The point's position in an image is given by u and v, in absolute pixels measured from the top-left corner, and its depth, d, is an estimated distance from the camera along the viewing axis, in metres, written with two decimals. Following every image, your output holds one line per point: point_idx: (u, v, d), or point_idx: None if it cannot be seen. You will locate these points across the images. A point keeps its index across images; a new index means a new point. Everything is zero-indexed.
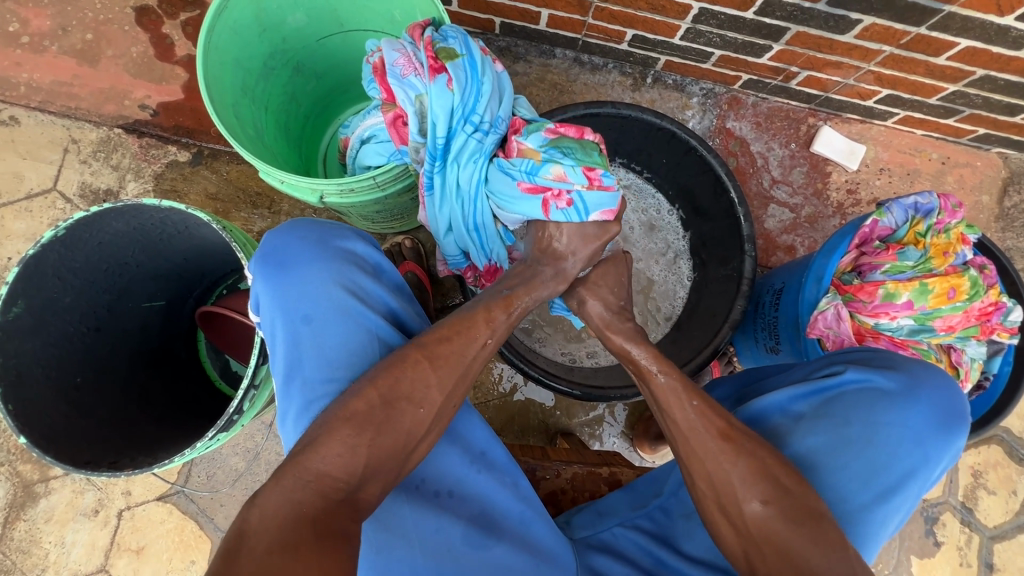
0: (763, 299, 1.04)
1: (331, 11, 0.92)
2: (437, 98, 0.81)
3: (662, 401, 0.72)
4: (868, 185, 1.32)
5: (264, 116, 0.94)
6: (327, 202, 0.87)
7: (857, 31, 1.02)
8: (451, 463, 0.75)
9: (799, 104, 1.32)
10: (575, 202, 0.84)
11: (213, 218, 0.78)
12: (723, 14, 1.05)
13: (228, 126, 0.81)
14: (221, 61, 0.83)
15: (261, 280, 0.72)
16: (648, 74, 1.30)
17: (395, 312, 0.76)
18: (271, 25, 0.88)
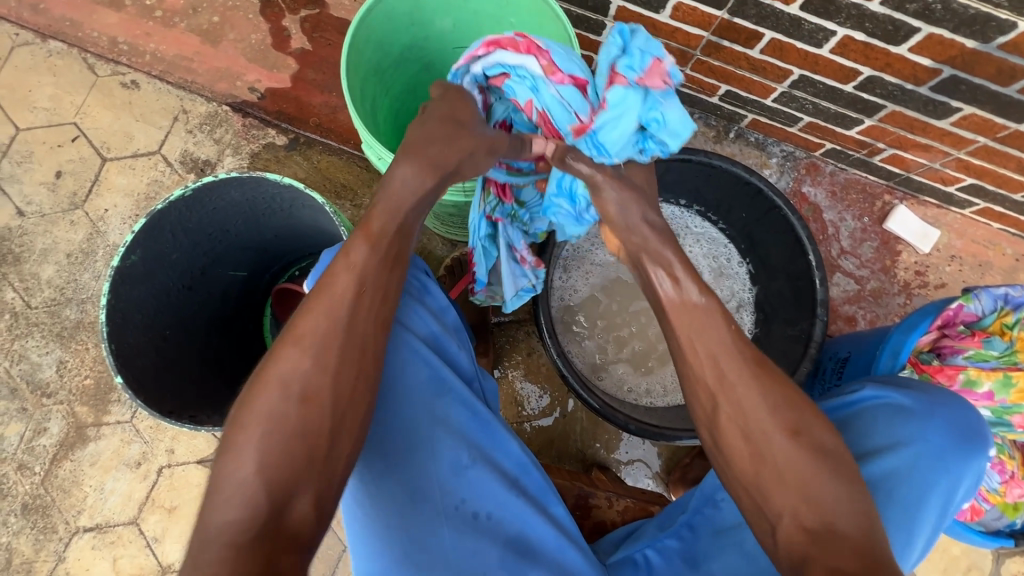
0: (825, 365, 1.05)
1: (478, 28, 0.97)
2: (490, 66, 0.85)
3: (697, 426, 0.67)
4: (938, 269, 1.31)
5: (383, 99, 0.99)
6: None
7: (955, 118, 1.03)
8: (486, 487, 0.73)
9: (877, 180, 1.33)
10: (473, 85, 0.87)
11: (327, 202, 0.83)
12: (822, 84, 1.07)
13: (351, 93, 0.84)
14: (367, 37, 0.88)
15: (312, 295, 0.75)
16: (731, 129, 1.33)
17: (433, 332, 0.78)
18: (421, 22, 0.94)
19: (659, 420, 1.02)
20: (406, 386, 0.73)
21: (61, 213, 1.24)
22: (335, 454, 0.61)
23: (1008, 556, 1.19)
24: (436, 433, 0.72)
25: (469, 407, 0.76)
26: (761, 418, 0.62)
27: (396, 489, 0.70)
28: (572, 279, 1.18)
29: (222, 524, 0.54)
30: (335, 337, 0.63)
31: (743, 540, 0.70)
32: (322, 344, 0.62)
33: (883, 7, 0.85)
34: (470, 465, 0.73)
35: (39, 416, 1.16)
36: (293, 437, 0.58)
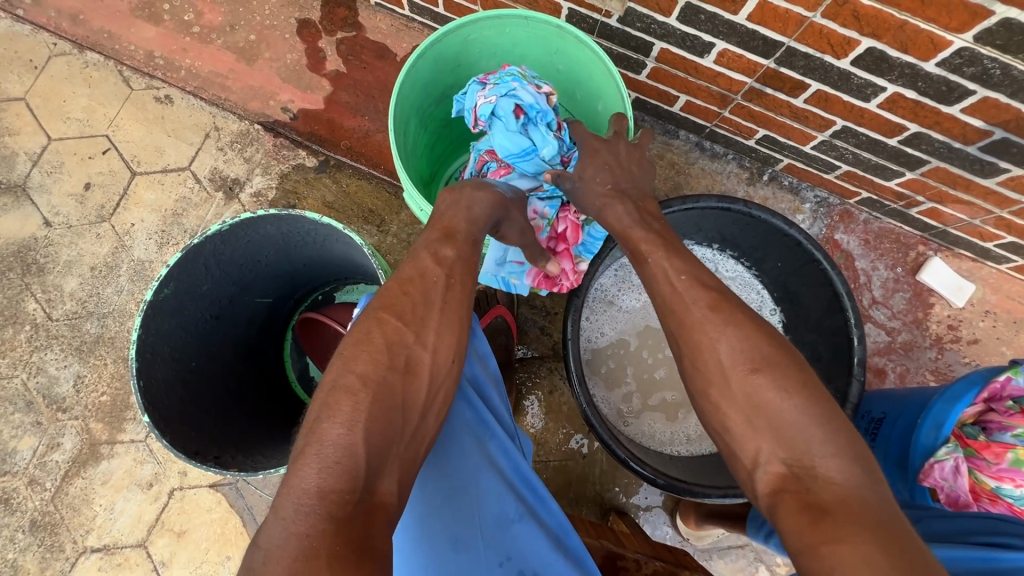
0: (858, 423, 1.02)
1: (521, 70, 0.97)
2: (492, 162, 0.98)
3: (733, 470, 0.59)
4: (972, 324, 1.28)
5: (421, 136, 0.98)
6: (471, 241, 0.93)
7: (1002, 178, 1.01)
8: (533, 544, 0.71)
9: (911, 231, 1.31)
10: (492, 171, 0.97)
11: (366, 242, 0.81)
12: (865, 136, 1.06)
13: (399, 134, 0.84)
14: (417, 79, 0.87)
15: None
16: (765, 171, 1.32)
17: (479, 380, 0.78)
18: (467, 63, 0.94)
19: (683, 470, 1.00)
20: (455, 434, 0.73)
21: (88, 225, 1.23)
22: (423, 429, 0.60)
23: None
24: (482, 484, 0.72)
25: (513, 458, 0.77)
26: (720, 359, 0.59)
27: (439, 536, 0.68)
28: (599, 320, 1.16)
29: (322, 491, 0.48)
30: (431, 313, 0.63)
31: None
32: (420, 322, 0.62)
33: (939, 68, 0.83)
34: (518, 518, 0.72)
35: (54, 430, 1.14)
36: (393, 406, 0.56)
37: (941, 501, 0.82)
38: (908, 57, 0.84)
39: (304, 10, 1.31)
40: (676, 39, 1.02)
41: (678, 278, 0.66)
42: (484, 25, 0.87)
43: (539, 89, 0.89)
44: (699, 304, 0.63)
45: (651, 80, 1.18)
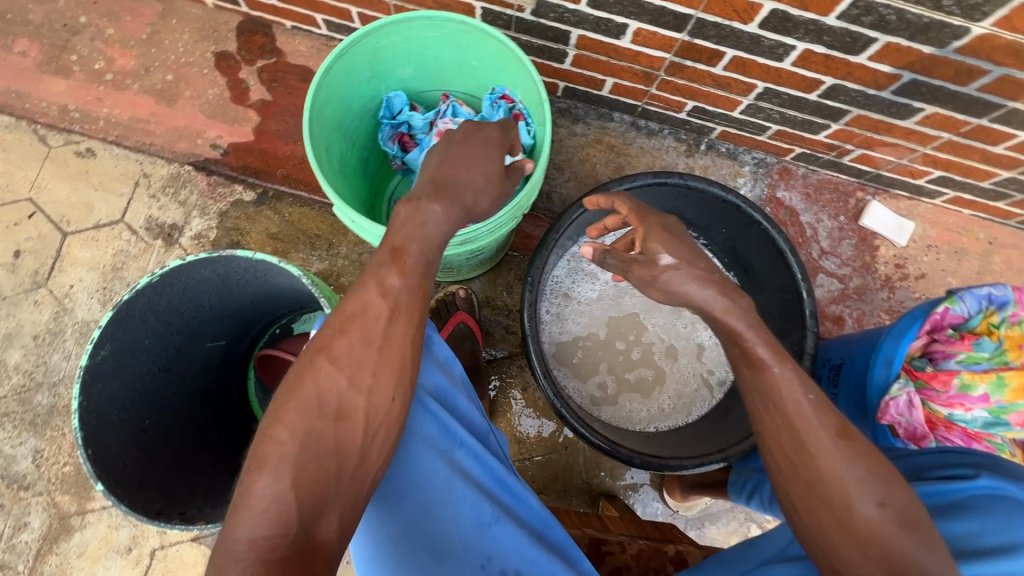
0: (820, 372, 1.05)
1: (439, 73, 0.97)
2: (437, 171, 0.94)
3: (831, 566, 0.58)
4: (916, 260, 1.34)
5: (348, 153, 0.97)
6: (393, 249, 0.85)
7: (918, 118, 1.05)
8: (512, 543, 0.71)
9: (848, 178, 1.35)
10: None
11: (304, 272, 0.80)
12: (786, 95, 1.08)
13: (317, 154, 0.83)
14: (329, 96, 0.86)
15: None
16: (702, 141, 1.34)
17: (442, 386, 0.76)
18: (381, 72, 0.93)
19: (656, 443, 1.02)
20: (421, 445, 0.72)
21: (24, 294, 1.19)
22: (365, 468, 0.61)
23: None
24: (458, 491, 0.72)
25: (485, 460, 0.76)
26: (844, 486, 0.57)
27: (416, 545, 0.69)
28: (559, 310, 1.17)
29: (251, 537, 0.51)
30: (369, 357, 0.62)
31: None
32: (356, 366, 0.61)
33: (840, 21, 0.86)
34: (494, 521, 0.72)
35: (18, 510, 1.10)
36: (324, 454, 0.58)
37: (900, 436, 0.84)
38: (809, 14, 0.86)
39: (219, 43, 1.28)
40: (591, 24, 1.03)
41: (808, 398, 0.62)
42: (391, 32, 0.86)
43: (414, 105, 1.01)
44: (828, 432, 0.60)
45: (575, 68, 1.19)
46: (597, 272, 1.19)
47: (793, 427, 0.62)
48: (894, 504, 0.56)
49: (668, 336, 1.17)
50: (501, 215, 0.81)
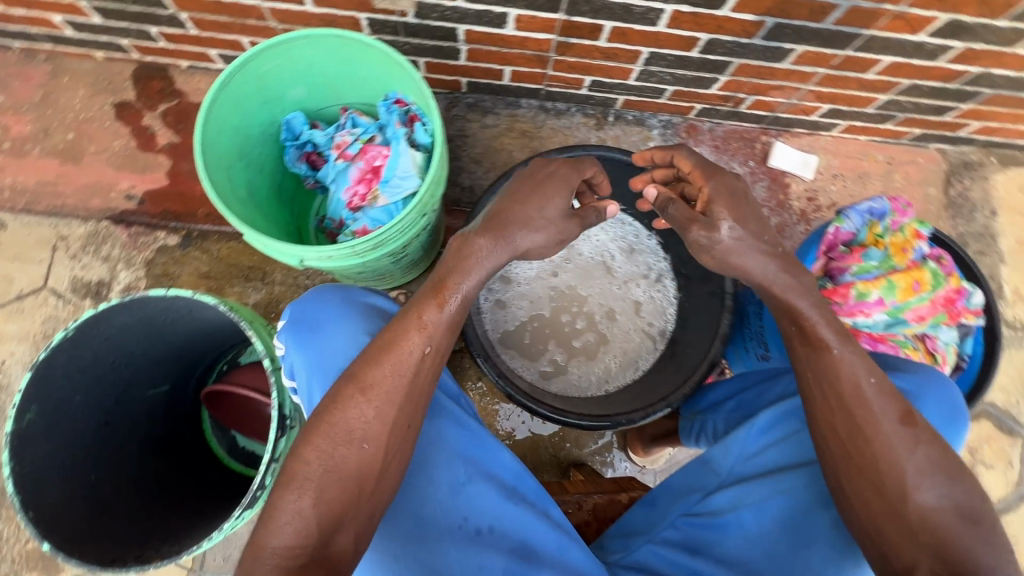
0: (748, 309, 1.10)
1: (333, 89, 0.99)
2: (343, 182, 0.95)
3: (878, 534, 0.67)
4: (826, 191, 1.42)
5: (256, 180, 0.99)
6: (308, 263, 0.86)
7: (793, 58, 1.12)
8: (484, 498, 0.83)
9: (750, 125, 1.42)
10: (347, 180, 0.95)
11: (220, 300, 0.81)
12: (671, 56, 1.14)
13: (216, 186, 0.85)
14: (221, 128, 0.88)
15: (293, 344, 0.85)
16: (609, 113, 1.39)
17: None
18: (273, 96, 0.95)
19: (603, 403, 1.08)
20: None
21: None
22: (384, 480, 0.73)
23: None
24: (437, 455, 0.82)
25: (460, 426, 0.86)
26: (903, 472, 0.67)
27: (402, 512, 0.78)
28: (499, 293, 1.20)
29: None
30: (397, 390, 0.74)
31: (741, 522, 0.80)
32: (384, 397, 0.73)
33: None
34: (467, 481, 0.83)
35: None
36: (347, 478, 0.70)
37: None
38: None
39: (116, 93, 1.27)
40: (473, 18, 1.06)
41: (869, 382, 0.71)
42: (270, 56, 0.87)
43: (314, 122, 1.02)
44: (892, 417, 0.69)
45: (471, 62, 1.22)
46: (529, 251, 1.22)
47: (852, 418, 0.70)
48: (951, 495, 0.66)
49: (606, 301, 1.22)
50: (407, 215, 0.84)
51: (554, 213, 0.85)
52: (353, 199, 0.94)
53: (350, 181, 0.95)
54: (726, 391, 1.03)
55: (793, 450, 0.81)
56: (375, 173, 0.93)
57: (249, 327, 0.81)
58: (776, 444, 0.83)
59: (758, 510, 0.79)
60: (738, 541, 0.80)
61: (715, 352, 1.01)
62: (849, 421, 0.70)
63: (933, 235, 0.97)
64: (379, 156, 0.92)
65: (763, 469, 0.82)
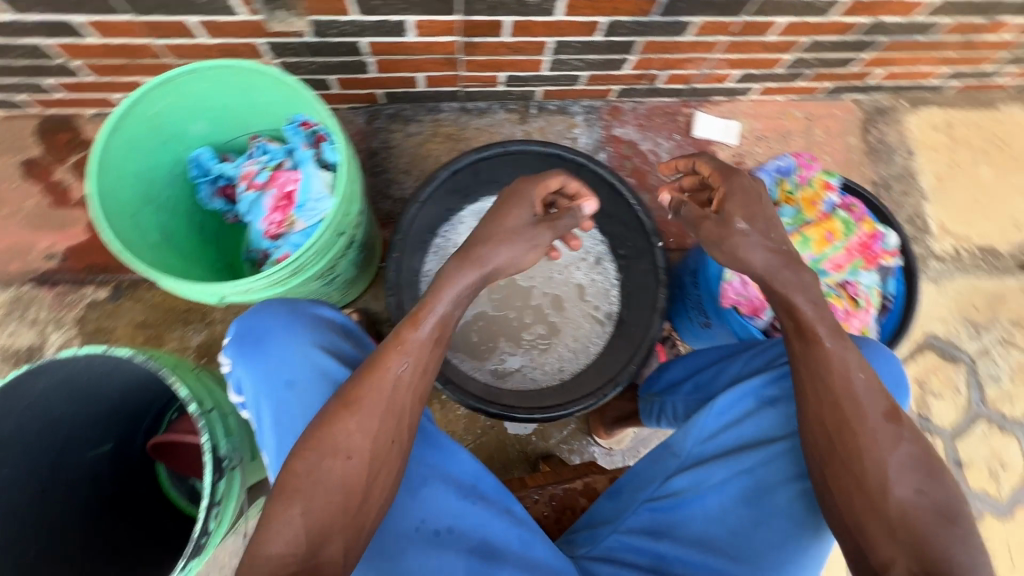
0: (685, 280, 1.13)
1: (236, 120, 0.97)
2: (258, 212, 0.94)
3: (856, 524, 0.70)
4: (751, 154, 1.46)
5: (170, 221, 0.97)
6: (230, 300, 0.85)
7: (694, 30, 1.14)
8: (441, 499, 0.84)
9: (670, 100, 1.44)
10: (262, 209, 0.93)
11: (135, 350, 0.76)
12: (576, 43, 1.15)
13: (119, 235, 0.83)
14: (119, 175, 0.86)
15: (239, 359, 0.84)
16: (531, 106, 1.40)
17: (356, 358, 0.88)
18: (174, 135, 0.93)
19: (554, 391, 1.09)
20: None
21: None
22: (369, 502, 0.75)
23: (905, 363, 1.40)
24: None
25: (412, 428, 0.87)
26: (883, 467, 0.71)
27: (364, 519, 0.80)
28: None
29: None
30: (380, 408, 0.77)
31: (704, 504, 0.83)
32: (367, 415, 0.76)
33: None
34: (423, 484, 0.84)
35: None
36: (334, 492, 0.73)
37: (745, 313, 0.96)
38: None
39: (21, 151, 1.23)
40: (373, 30, 1.06)
41: (858, 377, 0.74)
42: (159, 94, 0.85)
43: (223, 156, 1.00)
44: (878, 412, 0.73)
45: (382, 73, 1.22)
46: None
47: (845, 415, 0.73)
48: (927, 493, 0.69)
49: (551, 290, 1.23)
50: (321, 235, 0.83)
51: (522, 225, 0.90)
52: (270, 228, 0.93)
53: (265, 210, 0.93)
54: (680, 371, 1.02)
55: (754, 433, 0.84)
56: (289, 199, 0.92)
57: (170, 375, 0.74)
58: (733, 425, 0.84)
59: (718, 492, 0.82)
60: (699, 520, 0.83)
61: (653, 327, 1.04)
62: (835, 414, 0.73)
63: (843, 184, 1.00)
64: (291, 181, 0.91)
65: (719, 450, 0.84)
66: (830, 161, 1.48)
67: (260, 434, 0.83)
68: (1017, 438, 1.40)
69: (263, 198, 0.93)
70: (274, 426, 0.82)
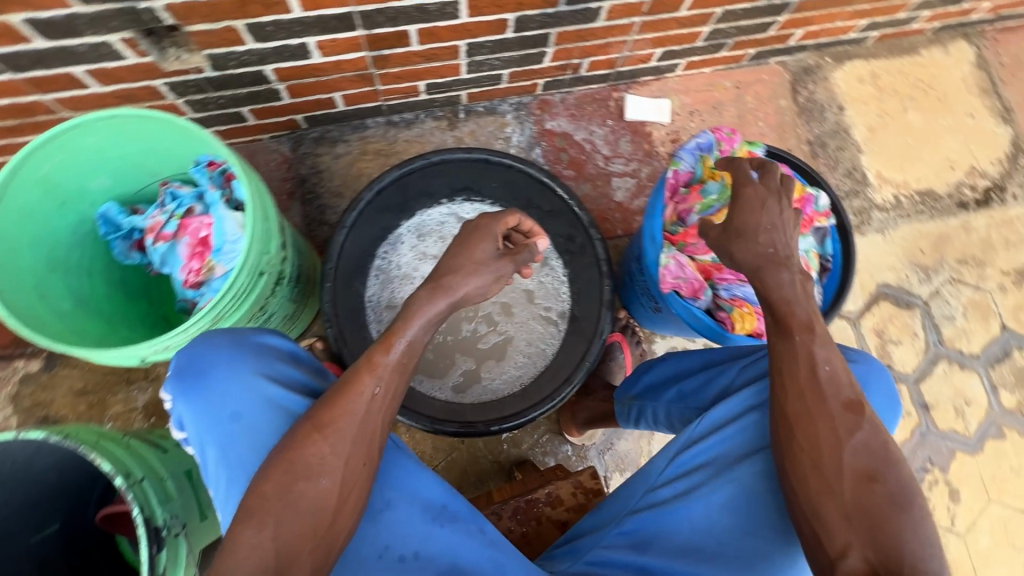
0: (632, 267, 1.13)
1: (139, 170, 0.93)
2: (175, 262, 0.90)
3: (811, 507, 0.70)
4: (686, 129, 1.45)
5: (83, 284, 0.92)
6: (152, 359, 0.81)
7: (605, 15, 1.12)
8: (405, 523, 0.81)
9: (599, 86, 1.43)
10: (178, 259, 0.89)
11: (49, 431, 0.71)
12: (489, 42, 1.13)
13: (14, 311, 0.78)
14: (11, 245, 0.82)
15: (178, 395, 0.77)
16: (459, 110, 1.37)
17: (312, 388, 0.83)
18: (72, 194, 0.89)
19: (514, 398, 1.11)
20: None
21: None
22: (336, 526, 0.73)
23: (862, 316, 1.42)
24: None
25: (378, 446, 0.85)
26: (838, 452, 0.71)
27: None
28: (389, 322, 1.13)
29: None
30: (351, 429, 0.75)
31: (690, 517, 0.79)
32: (337, 435, 0.74)
33: None
34: (386, 507, 0.82)
35: None
36: (304, 514, 0.71)
37: (687, 295, 0.96)
38: None
39: None
40: (274, 56, 1.02)
41: (823, 369, 0.74)
42: (46, 154, 0.81)
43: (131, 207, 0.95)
44: (838, 404, 0.73)
45: (297, 98, 1.18)
46: (409, 274, 1.18)
47: (807, 403, 0.73)
48: (883, 480, 0.69)
49: (501, 298, 1.20)
50: (238, 279, 0.80)
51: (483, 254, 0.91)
52: (188, 277, 0.89)
53: (182, 259, 0.89)
54: (659, 374, 1.01)
55: (740, 439, 0.81)
56: (205, 244, 0.88)
57: (91, 451, 0.71)
58: (717, 431, 0.82)
59: (705, 501, 0.79)
60: (687, 533, 0.79)
61: (603, 321, 1.10)
62: (795, 398, 0.74)
63: (768, 151, 1.01)
64: (204, 225, 0.88)
65: (702, 462, 0.81)
66: (764, 126, 1.48)
67: (205, 472, 0.77)
68: (977, 373, 1.43)
69: (178, 246, 0.89)
70: (221, 464, 0.76)
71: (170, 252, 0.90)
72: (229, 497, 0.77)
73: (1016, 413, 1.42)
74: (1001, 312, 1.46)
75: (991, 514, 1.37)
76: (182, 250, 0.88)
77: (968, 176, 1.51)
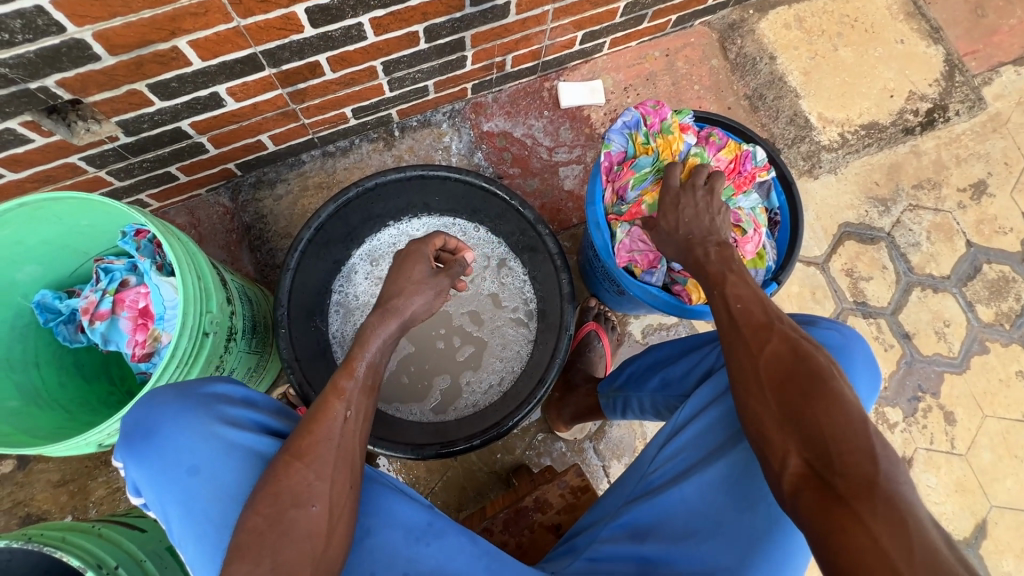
0: (591, 258, 1.15)
1: (67, 252, 0.91)
2: (119, 339, 0.87)
3: (752, 425, 0.69)
4: (622, 106, 1.44)
5: (32, 375, 0.90)
6: (108, 441, 0.80)
7: (515, 9, 1.11)
8: (389, 548, 0.77)
9: (530, 79, 1.41)
10: (121, 335, 0.87)
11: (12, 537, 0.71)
12: (404, 57, 1.11)
13: None
14: None
15: (129, 460, 0.72)
16: (393, 129, 1.36)
17: (275, 429, 0.79)
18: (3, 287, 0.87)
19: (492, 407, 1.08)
20: None
21: None
22: (332, 548, 0.68)
23: (829, 258, 1.42)
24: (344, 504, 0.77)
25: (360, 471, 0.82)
26: (759, 364, 0.69)
27: None
28: None
29: None
30: (332, 451, 0.71)
31: (682, 497, 0.77)
32: (320, 459, 0.70)
33: None
34: (367, 533, 0.77)
35: None
36: (302, 541, 0.66)
37: (641, 270, 0.97)
38: None
39: None
40: (187, 111, 0.99)
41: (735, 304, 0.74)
42: None
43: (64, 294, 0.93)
44: (752, 323, 0.72)
45: (225, 147, 1.15)
46: (369, 300, 1.18)
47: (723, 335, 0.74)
48: (806, 376, 0.66)
49: (466, 306, 1.20)
50: (182, 344, 0.79)
51: (419, 274, 0.89)
52: (136, 350, 0.86)
53: (126, 334, 0.87)
54: (643, 365, 1.02)
55: (717, 425, 0.80)
56: (148, 313, 0.87)
57: (57, 549, 0.71)
58: (696, 418, 0.82)
59: (697, 482, 0.77)
60: (682, 519, 0.76)
61: (568, 314, 1.05)
62: (723, 327, 0.75)
63: (698, 117, 1.01)
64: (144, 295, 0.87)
65: (684, 449, 0.81)
66: (700, 89, 1.48)
67: (172, 537, 0.72)
68: (951, 293, 1.43)
69: (119, 323, 0.87)
70: (185, 526, 0.70)
71: (111, 330, 0.87)
72: (200, 557, 0.70)
73: (996, 326, 1.43)
74: (965, 229, 1.47)
75: (988, 429, 1.38)
76: (125, 325, 0.87)
77: (909, 101, 1.50)
